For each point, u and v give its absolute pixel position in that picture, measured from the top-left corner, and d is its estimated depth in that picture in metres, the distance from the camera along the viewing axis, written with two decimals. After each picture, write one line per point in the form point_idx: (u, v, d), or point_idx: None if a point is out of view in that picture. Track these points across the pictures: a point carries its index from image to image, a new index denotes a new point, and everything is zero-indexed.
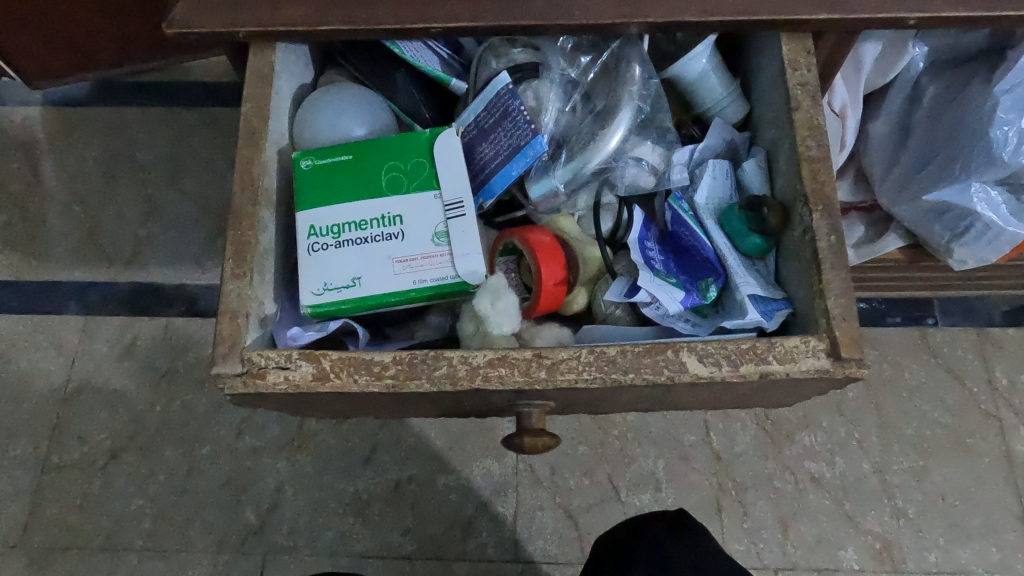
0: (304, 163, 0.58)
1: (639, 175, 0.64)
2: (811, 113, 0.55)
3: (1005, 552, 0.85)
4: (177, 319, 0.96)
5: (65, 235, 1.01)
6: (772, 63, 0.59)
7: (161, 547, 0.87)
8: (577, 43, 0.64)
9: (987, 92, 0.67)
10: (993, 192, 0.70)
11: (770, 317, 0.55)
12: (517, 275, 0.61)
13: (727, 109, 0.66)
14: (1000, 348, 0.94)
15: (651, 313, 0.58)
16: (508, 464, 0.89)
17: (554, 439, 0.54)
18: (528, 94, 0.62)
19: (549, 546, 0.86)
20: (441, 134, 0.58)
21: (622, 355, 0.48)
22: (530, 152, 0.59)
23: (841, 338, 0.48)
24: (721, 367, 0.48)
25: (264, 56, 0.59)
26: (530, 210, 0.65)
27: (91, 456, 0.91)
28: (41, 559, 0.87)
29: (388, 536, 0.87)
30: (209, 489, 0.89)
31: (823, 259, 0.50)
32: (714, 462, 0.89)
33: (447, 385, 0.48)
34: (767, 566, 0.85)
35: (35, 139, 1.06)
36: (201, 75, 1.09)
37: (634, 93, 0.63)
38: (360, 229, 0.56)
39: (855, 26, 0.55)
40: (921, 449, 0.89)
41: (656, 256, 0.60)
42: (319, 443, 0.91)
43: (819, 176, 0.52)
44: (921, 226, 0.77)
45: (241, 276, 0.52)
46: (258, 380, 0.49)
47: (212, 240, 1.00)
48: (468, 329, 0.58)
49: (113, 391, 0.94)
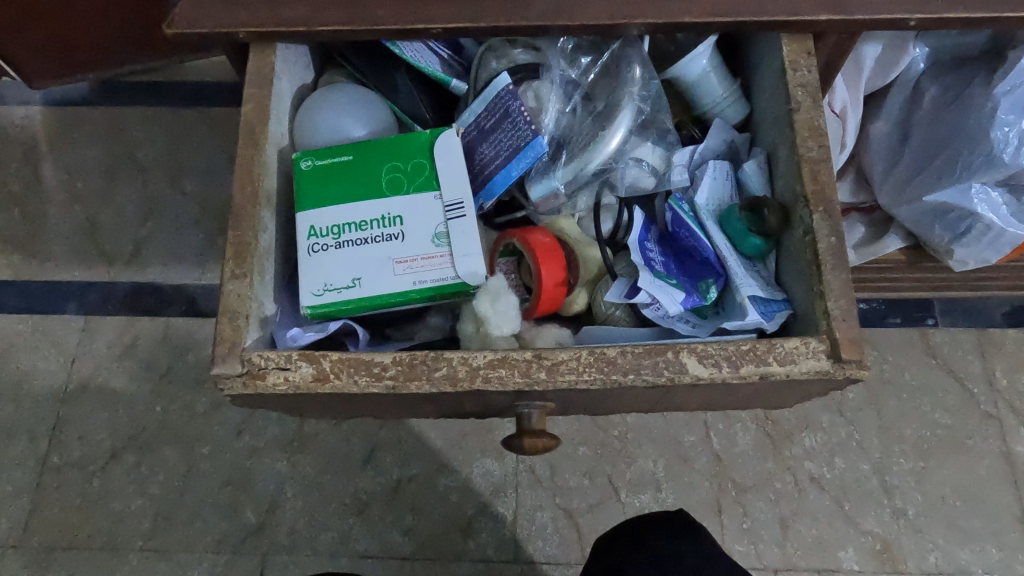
0: (304, 163, 0.58)
1: (639, 176, 0.64)
2: (812, 114, 0.55)
3: (1004, 553, 0.85)
4: (177, 319, 0.96)
5: (65, 235, 1.01)
6: (772, 64, 0.59)
7: (161, 547, 0.87)
8: (577, 44, 0.64)
9: (988, 94, 0.67)
10: (993, 193, 0.71)
11: (770, 318, 0.55)
12: (517, 276, 0.61)
13: (728, 109, 0.66)
14: (1000, 349, 0.94)
15: (651, 314, 0.57)
16: (508, 464, 0.89)
17: (554, 440, 0.54)
18: (529, 94, 0.62)
19: (549, 547, 0.86)
20: (442, 134, 0.58)
21: (622, 356, 0.48)
22: (531, 153, 0.59)
23: (842, 339, 0.48)
24: (721, 368, 0.48)
25: (264, 56, 0.58)
26: (531, 211, 0.65)
27: (91, 455, 0.91)
28: (41, 559, 0.87)
29: (387, 536, 0.87)
30: (209, 489, 0.89)
31: (824, 260, 0.50)
32: (713, 462, 0.89)
33: (447, 386, 0.48)
34: (767, 567, 0.85)
35: (35, 139, 1.06)
36: (201, 75, 1.09)
37: (635, 93, 0.63)
38: (360, 230, 0.56)
39: (856, 27, 0.55)
40: (921, 450, 0.89)
41: (656, 256, 0.60)
42: (319, 443, 0.91)
43: (819, 176, 0.52)
44: (921, 226, 0.77)
45: (241, 276, 0.52)
46: (258, 381, 0.49)
47: (212, 240, 1.00)
48: (468, 329, 0.58)
49: (113, 391, 0.94)
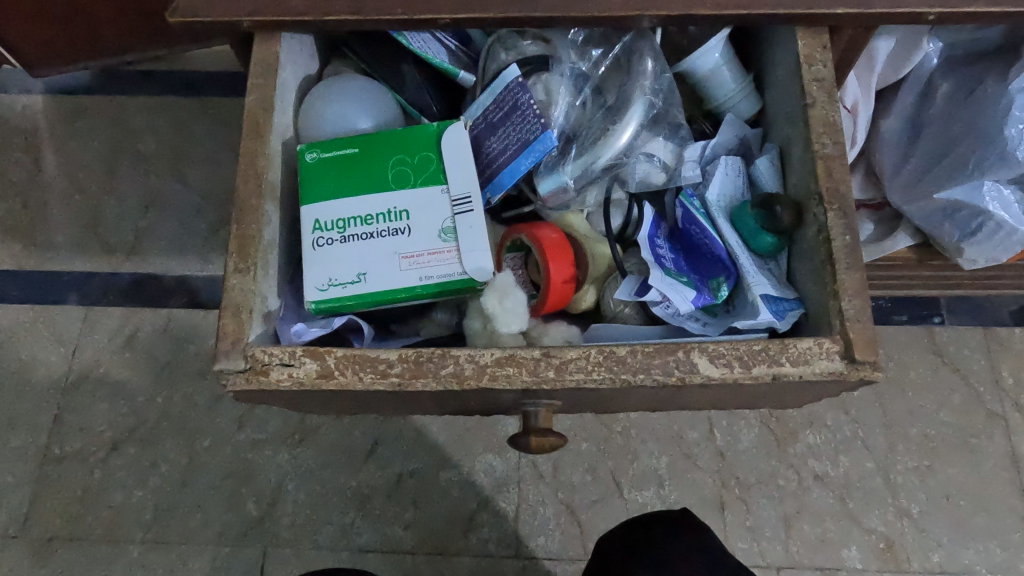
0: (309, 155, 0.57)
1: (650, 171, 0.62)
2: (827, 110, 0.54)
3: (1008, 553, 0.85)
4: (178, 310, 0.96)
5: (65, 224, 1.00)
6: (787, 58, 0.58)
7: (161, 539, 0.87)
8: (588, 36, 0.64)
9: (1003, 90, 0.66)
10: (1005, 191, 0.69)
11: (781, 317, 0.54)
12: (524, 272, 0.60)
13: (738, 105, 0.65)
14: (1008, 348, 0.93)
15: (660, 313, 0.56)
16: (511, 459, 0.89)
17: (560, 439, 0.53)
18: (538, 87, 0.61)
19: (551, 543, 0.85)
20: (450, 126, 0.57)
21: (632, 354, 0.48)
22: (540, 147, 0.58)
23: (856, 340, 0.47)
24: (732, 369, 0.47)
25: (269, 45, 0.57)
26: (539, 206, 0.64)
27: (92, 447, 0.90)
28: (41, 551, 0.87)
29: (389, 530, 0.87)
30: (209, 481, 0.89)
31: (838, 258, 0.50)
32: (717, 460, 0.88)
33: (454, 384, 0.48)
34: (769, 565, 0.85)
35: (36, 127, 1.05)
36: (204, 65, 1.08)
37: (646, 87, 0.62)
38: (366, 224, 0.56)
39: (873, 21, 0.54)
40: (926, 449, 0.89)
41: (666, 254, 0.59)
42: (320, 437, 0.90)
43: (834, 174, 0.52)
44: (931, 224, 0.75)
45: (244, 270, 0.51)
46: (261, 377, 0.48)
47: (213, 231, 0.99)
48: (475, 327, 0.57)
49: (114, 382, 0.93)
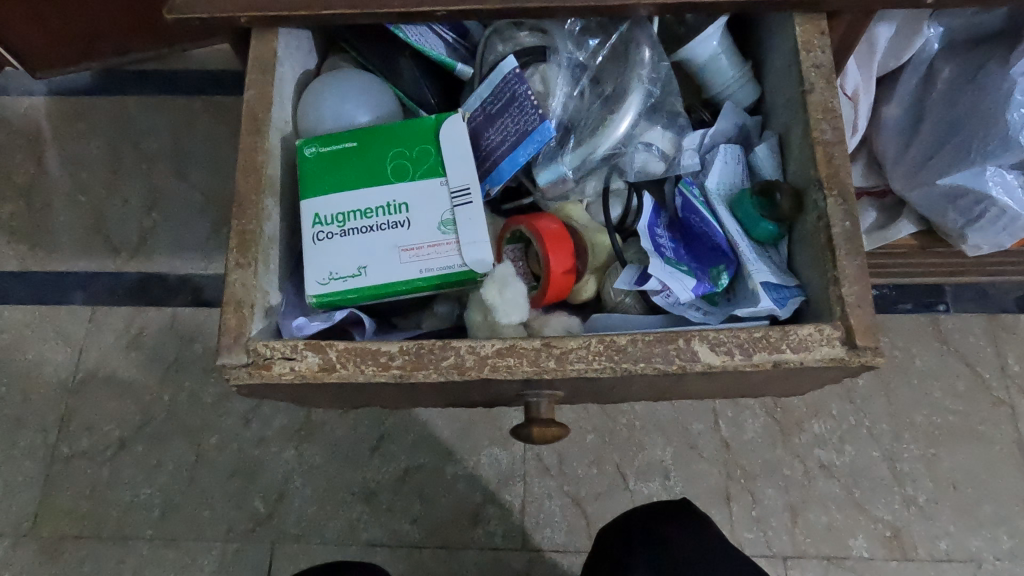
0: (308, 150, 0.57)
1: (649, 160, 0.63)
2: (825, 95, 0.53)
3: (1016, 540, 0.85)
4: (183, 309, 0.96)
5: (70, 225, 1.01)
6: (785, 44, 0.57)
7: (170, 536, 0.88)
8: (584, 26, 0.63)
9: (1004, 74, 0.65)
10: (1008, 175, 0.69)
11: (783, 305, 0.54)
12: (524, 263, 0.60)
13: (738, 92, 0.65)
14: (1014, 335, 0.92)
15: (661, 302, 0.56)
16: (516, 452, 0.89)
17: (563, 429, 0.53)
18: (536, 78, 0.62)
19: (557, 535, 0.86)
20: (448, 119, 0.57)
21: (632, 344, 0.47)
22: (538, 138, 0.58)
23: (856, 325, 0.47)
24: (733, 356, 0.47)
25: (267, 42, 0.57)
26: (538, 197, 0.64)
27: (100, 446, 0.91)
28: (52, 548, 0.88)
29: (396, 524, 0.87)
30: (217, 477, 0.89)
31: (837, 244, 0.49)
32: (723, 450, 0.88)
33: (455, 375, 0.48)
34: (777, 555, 0.85)
35: (39, 129, 1.06)
36: (204, 64, 1.08)
37: (644, 76, 0.61)
38: (365, 218, 0.56)
39: (871, 6, 0.53)
40: (932, 436, 0.88)
41: (665, 242, 0.59)
42: (327, 432, 0.90)
43: (833, 160, 0.51)
44: (935, 211, 0.75)
45: (246, 265, 0.51)
46: (263, 371, 0.48)
47: (216, 229, 1.00)
48: (476, 318, 0.57)
49: (121, 380, 0.94)
